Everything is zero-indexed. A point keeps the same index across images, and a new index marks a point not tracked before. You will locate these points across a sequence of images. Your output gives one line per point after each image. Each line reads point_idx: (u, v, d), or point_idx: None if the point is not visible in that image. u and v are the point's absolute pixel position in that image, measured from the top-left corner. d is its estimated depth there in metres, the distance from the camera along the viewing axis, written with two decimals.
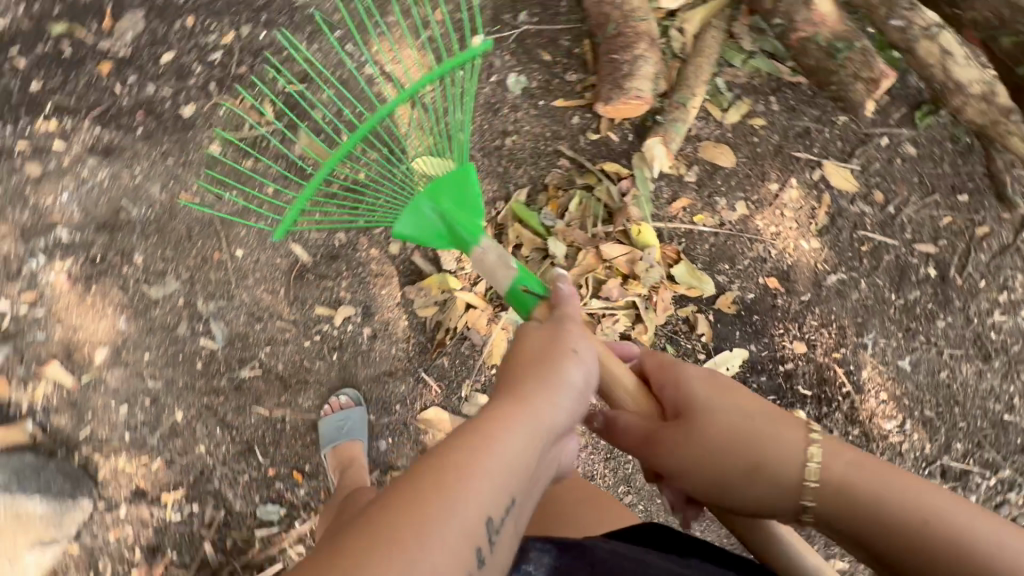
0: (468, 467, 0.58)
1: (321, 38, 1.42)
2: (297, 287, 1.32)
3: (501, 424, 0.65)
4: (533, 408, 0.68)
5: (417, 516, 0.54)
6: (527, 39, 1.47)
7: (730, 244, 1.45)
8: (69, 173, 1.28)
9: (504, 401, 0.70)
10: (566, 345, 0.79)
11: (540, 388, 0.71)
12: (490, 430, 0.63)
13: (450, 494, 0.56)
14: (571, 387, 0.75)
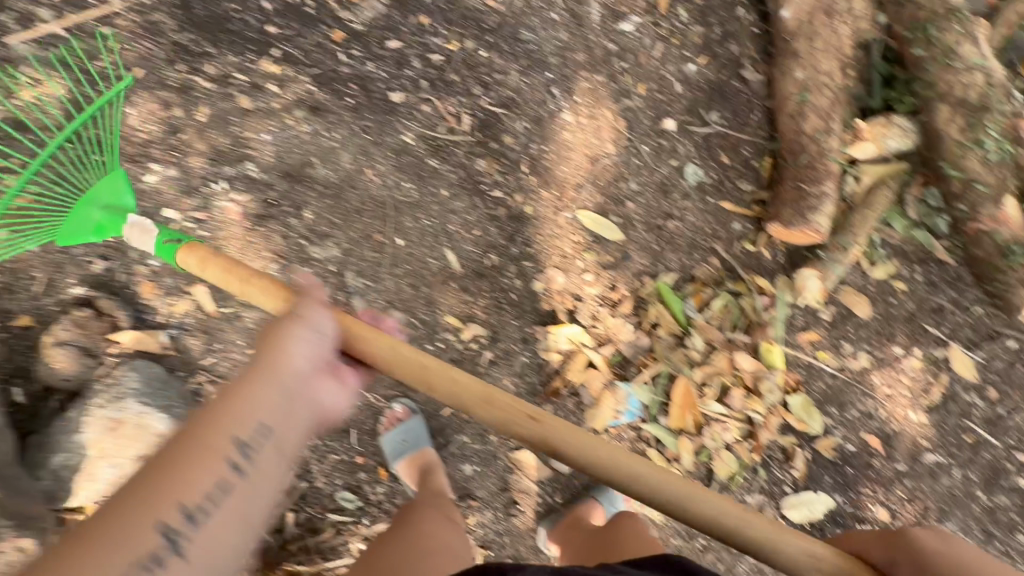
0: (210, 447, 0.72)
1: (533, 74, 1.49)
2: (438, 291, 1.35)
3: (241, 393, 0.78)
4: (260, 382, 0.80)
5: (230, 493, 0.70)
6: (713, 138, 1.55)
7: (845, 390, 1.46)
8: (274, 116, 1.33)
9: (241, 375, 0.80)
10: (295, 312, 0.90)
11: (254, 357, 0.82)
12: (224, 411, 0.75)
13: (205, 443, 0.72)
14: (297, 347, 0.86)
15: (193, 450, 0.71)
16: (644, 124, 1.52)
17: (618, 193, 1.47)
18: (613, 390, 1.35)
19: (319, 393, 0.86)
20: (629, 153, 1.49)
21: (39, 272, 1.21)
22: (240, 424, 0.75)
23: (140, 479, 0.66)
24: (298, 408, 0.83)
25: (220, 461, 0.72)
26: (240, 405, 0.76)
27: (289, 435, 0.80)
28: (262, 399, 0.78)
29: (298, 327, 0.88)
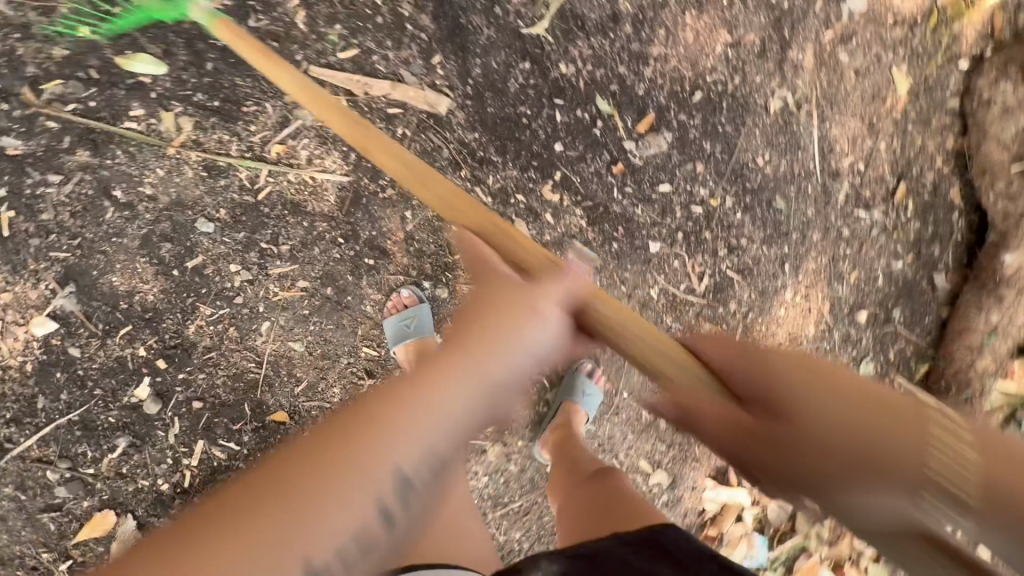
0: (377, 426, 0.67)
1: (775, 245, 1.52)
2: (642, 438, 1.48)
3: (461, 376, 0.75)
4: (483, 363, 0.77)
5: (356, 448, 0.64)
6: (891, 335, 1.69)
7: None
8: (547, 253, 1.31)
9: (460, 352, 0.78)
10: (534, 304, 0.84)
11: (500, 330, 0.80)
12: (429, 380, 0.74)
13: (375, 441, 0.65)
14: (529, 349, 0.81)
15: (364, 444, 0.65)
16: (844, 312, 1.63)
17: None
18: (748, 540, 1.58)
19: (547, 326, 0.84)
20: (823, 336, 1.62)
21: (302, 373, 1.19)
22: (442, 428, 0.70)
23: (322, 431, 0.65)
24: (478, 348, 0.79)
25: (389, 457, 0.65)
26: (440, 393, 0.73)
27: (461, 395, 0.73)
28: (488, 405, 0.75)
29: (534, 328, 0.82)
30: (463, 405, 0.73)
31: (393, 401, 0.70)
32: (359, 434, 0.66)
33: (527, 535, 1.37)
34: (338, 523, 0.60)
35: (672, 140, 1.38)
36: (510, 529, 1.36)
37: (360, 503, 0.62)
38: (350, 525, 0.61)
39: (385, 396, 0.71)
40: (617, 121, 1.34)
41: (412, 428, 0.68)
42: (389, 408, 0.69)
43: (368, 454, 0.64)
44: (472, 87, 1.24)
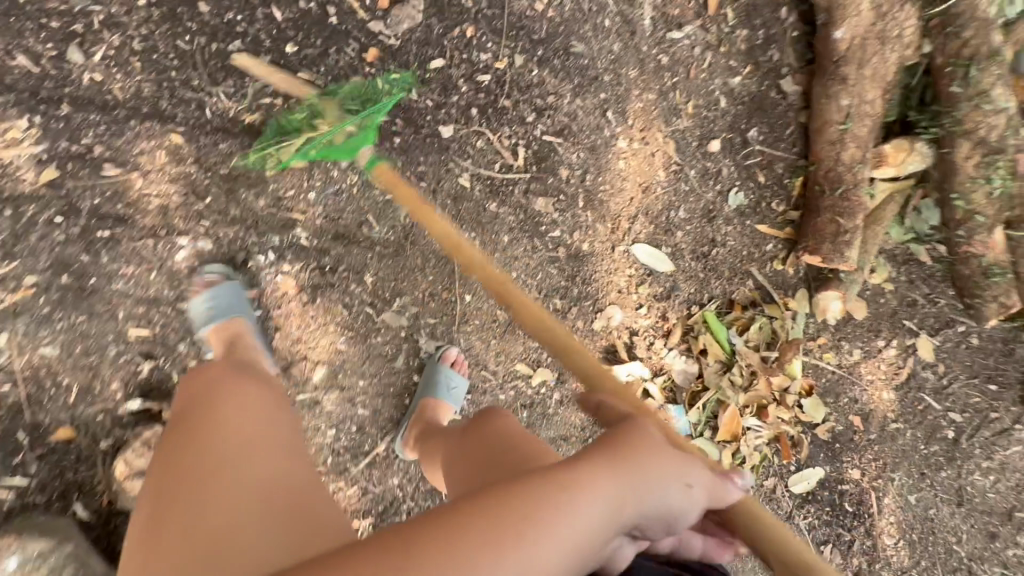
0: (484, 554, 0.50)
1: (588, 94, 1.37)
2: (509, 340, 1.34)
3: (602, 484, 0.60)
4: (632, 478, 0.63)
5: (444, 559, 0.49)
6: (753, 157, 1.56)
7: (840, 382, 1.74)
8: (317, 168, 1.15)
9: (603, 462, 0.63)
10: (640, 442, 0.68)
11: (646, 461, 0.66)
12: (555, 498, 0.56)
13: (472, 570, 0.49)
14: (660, 493, 0.65)
15: (455, 563, 0.49)
16: (691, 147, 1.49)
17: (667, 221, 1.48)
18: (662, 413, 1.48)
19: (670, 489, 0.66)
20: (677, 179, 1.48)
21: (69, 379, 1.04)
22: (532, 565, 0.52)
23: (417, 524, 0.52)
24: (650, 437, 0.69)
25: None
26: (564, 525, 0.55)
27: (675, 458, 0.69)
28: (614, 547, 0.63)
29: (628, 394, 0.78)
30: (599, 534, 0.58)
31: (632, 499, 0.62)
32: (544, 502, 0.56)
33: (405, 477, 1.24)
34: (561, 541, 0.54)
35: (425, 9, 1.22)
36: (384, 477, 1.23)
37: (554, 556, 0.53)
38: (566, 553, 0.54)
39: (612, 446, 0.66)
40: (353, 3, 1.18)
41: (579, 494, 0.58)
42: (629, 461, 0.64)
43: (583, 505, 0.57)
44: (159, 6, 1.07)
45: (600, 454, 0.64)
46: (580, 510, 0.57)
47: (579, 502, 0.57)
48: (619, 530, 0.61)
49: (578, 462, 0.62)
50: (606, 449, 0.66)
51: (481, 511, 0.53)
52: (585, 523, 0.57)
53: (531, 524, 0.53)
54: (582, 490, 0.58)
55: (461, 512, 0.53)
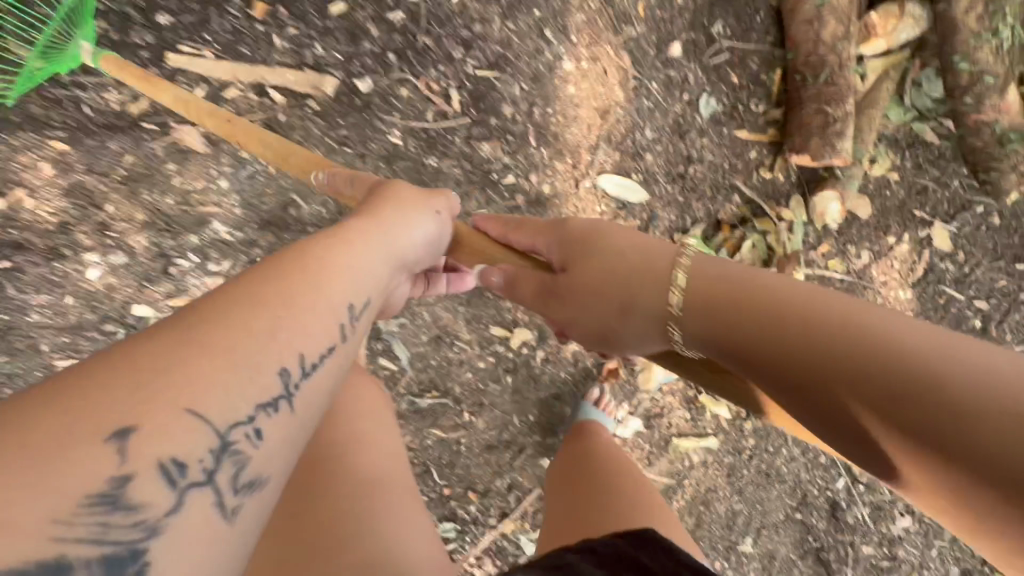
0: (222, 359, 0.45)
1: (520, 14, 1.20)
2: (478, 306, 1.23)
3: (331, 285, 0.57)
4: (319, 283, 0.56)
5: (155, 367, 0.42)
6: (722, 56, 1.38)
7: (851, 290, 1.60)
8: (223, 152, 1.02)
9: (307, 249, 0.59)
10: (337, 241, 0.64)
11: (324, 251, 0.60)
12: (279, 293, 0.52)
13: (209, 366, 0.44)
14: (342, 273, 0.61)
15: (182, 369, 0.42)
16: (650, 56, 1.32)
17: (635, 146, 1.33)
18: None
19: (415, 235, 0.80)
20: (639, 96, 1.32)
21: None
22: (276, 350, 0.48)
23: (128, 343, 0.43)
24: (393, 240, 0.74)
25: (238, 360, 0.45)
26: (290, 311, 0.51)
27: (371, 256, 0.67)
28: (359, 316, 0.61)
29: (409, 229, 0.78)
30: (335, 318, 0.56)
31: (306, 317, 0.52)
32: (273, 289, 0.51)
33: None
34: (262, 356, 0.47)
35: None
36: None
37: (260, 373, 0.47)
38: (264, 368, 0.47)
39: (292, 261, 0.56)
40: None
41: (311, 304, 0.54)
42: (318, 271, 0.57)
43: (272, 321, 0.49)
44: None
45: (287, 273, 0.53)
46: (282, 334, 0.49)
47: (273, 317, 0.49)
48: (350, 309, 0.59)
49: (271, 272, 0.53)
50: (299, 265, 0.56)
51: (164, 345, 0.43)
52: (289, 342, 0.50)
53: (204, 345, 0.44)
54: (270, 306, 0.50)
55: (178, 326, 0.45)
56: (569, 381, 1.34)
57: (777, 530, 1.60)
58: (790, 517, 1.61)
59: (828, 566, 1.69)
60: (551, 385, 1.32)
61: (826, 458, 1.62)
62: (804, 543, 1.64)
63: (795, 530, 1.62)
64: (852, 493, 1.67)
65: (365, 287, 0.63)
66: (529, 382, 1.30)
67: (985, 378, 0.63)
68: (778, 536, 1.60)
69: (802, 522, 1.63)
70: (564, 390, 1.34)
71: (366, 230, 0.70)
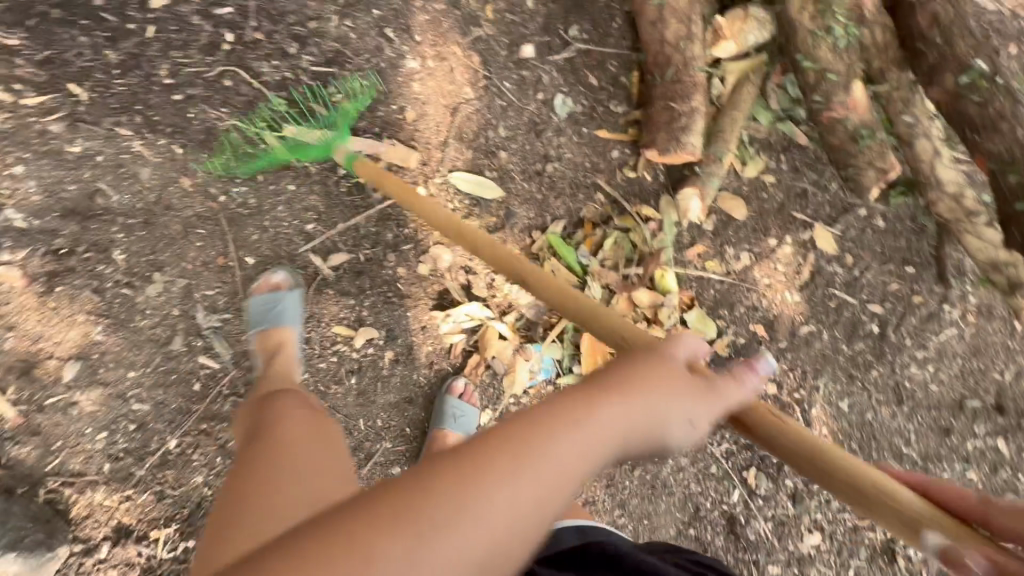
0: (361, 568, 0.40)
1: (358, 14, 1.23)
2: (315, 303, 1.20)
3: (507, 485, 0.46)
4: (533, 466, 0.48)
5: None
6: (578, 58, 1.40)
7: (732, 291, 1.58)
8: (24, 139, 1.00)
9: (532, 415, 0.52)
10: (640, 400, 0.57)
11: (510, 450, 0.49)
12: (463, 498, 0.45)
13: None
14: (595, 461, 0.52)
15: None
16: (501, 57, 1.34)
17: (487, 144, 1.33)
18: (522, 355, 1.32)
19: (675, 437, 0.59)
20: (490, 94, 1.33)
21: None
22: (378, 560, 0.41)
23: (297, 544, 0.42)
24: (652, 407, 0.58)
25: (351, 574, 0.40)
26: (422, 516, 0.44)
27: (599, 443, 0.53)
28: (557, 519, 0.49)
29: (674, 404, 0.59)
30: (510, 518, 0.46)
31: (569, 472, 0.50)
32: (389, 507, 0.44)
33: (211, 473, 1.10)
34: (490, 518, 0.45)
35: None
36: (185, 476, 1.08)
37: (450, 569, 0.43)
38: (510, 529, 0.46)
39: (525, 435, 0.50)
40: None
41: (429, 525, 0.43)
42: (537, 455, 0.49)
43: (510, 473, 0.47)
44: None
45: (499, 438, 0.50)
46: (482, 500, 0.45)
47: (522, 482, 0.47)
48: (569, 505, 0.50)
49: (516, 427, 0.51)
50: (594, 382, 0.58)
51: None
52: (550, 457, 0.49)
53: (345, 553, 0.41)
54: (540, 442, 0.50)
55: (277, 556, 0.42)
56: (423, 385, 1.28)
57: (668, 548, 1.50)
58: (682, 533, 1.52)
59: None
60: (402, 388, 1.26)
61: (717, 469, 1.55)
62: None
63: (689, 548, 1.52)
64: (750, 507, 1.59)
65: (607, 463, 0.54)
66: (376, 384, 1.24)
67: (804, 435, 0.68)
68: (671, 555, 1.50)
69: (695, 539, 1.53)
70: (417, 393, 1.27)
71: (657, 393, 0.59)
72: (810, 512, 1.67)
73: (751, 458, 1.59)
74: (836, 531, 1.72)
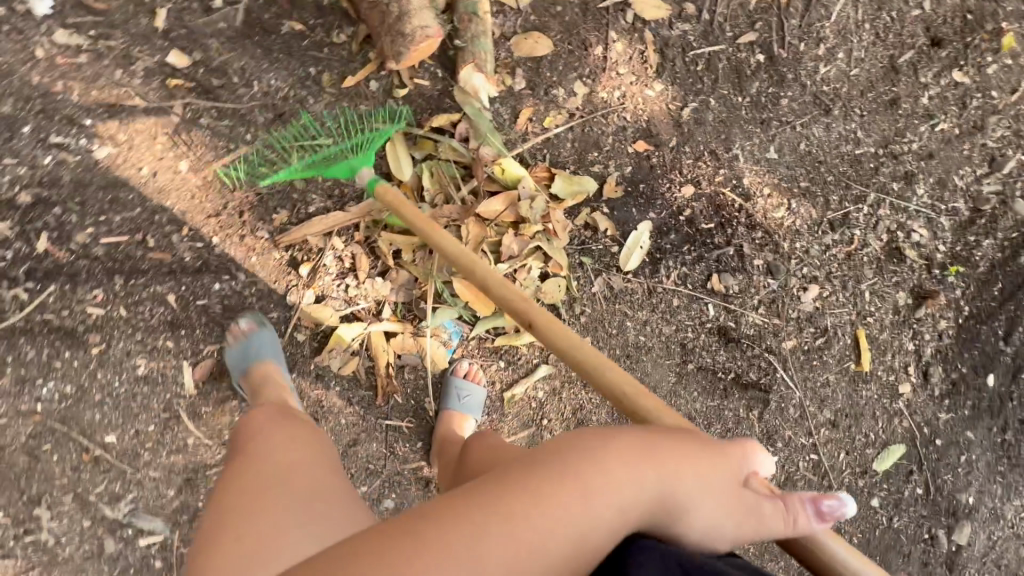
0: (421, 554, 0.50)
1: (12, 144, 1.07)
2: (206, 424, 1.14)
3: (626, 485, 0.60)
4: (649, 470, 0.62)
5: (414, 554, 0.50)
6: (263, 15, 1.17)
7: (588, 130, 1.39)
8: None
9: (619, 444, 0.63)
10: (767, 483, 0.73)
11: (658, 466, 0.64)
12: (581, 481, 0.59)
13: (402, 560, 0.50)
14: (680, 511, 0.64)
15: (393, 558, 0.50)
16: (195, 82, 1.15)
17: (242, 171, 1.17)
18: (424, 333, 1.25)
19: (686, 514, 0.64)
20: (201, 120, 1.15)
21: None
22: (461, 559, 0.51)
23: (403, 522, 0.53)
24: (733, 505, 0.67)
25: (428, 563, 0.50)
26: (552, 514, 0.56)
27: (715, 517, 0.67)
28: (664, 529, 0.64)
29: (700, 500, 0.65)
30: (597, 526, 0.58)
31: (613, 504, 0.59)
32: (542, 491, 0.57)
33: None
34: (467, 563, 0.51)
35: None
36: None
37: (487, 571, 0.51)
38: (542, 552, 0.54)
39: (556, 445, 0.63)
40: None
41: (609, 497, 0.59)
42: (570, 496, 0.57)
43: (531, 511, 0.55)
44: None
45: (531, 467, 0.60)
46: (523, 530, 0.54)
47: (578, 499, 0.57)
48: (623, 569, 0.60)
49: (542, 463, 0.60)
50: (646, 446, 0.65)
51: (401, 523, 0.53)
52: (584, 529, 0.57)
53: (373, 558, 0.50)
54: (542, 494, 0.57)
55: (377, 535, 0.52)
56: (357, 420, 1.25)
57: (677, 392, 1.48)
58: (685, 372, 1.48)
59: (759, 385, 1.56)
60: (341, 434, 1.24)
61: (680, 299, 1.48)
62: (718, 385, 1.52)
63: (697, 380, 1.50)
64: (731, 309, 1.52)
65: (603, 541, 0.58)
66: None
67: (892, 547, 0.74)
68: (682, 395, 1.49)
69: (696, 371, 1.50)
70: (358, 430, 1.25)
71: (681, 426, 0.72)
72: (794, 273, 1.59)
73: (707, 266, 1.50)
74: (831, 272, 1.64)
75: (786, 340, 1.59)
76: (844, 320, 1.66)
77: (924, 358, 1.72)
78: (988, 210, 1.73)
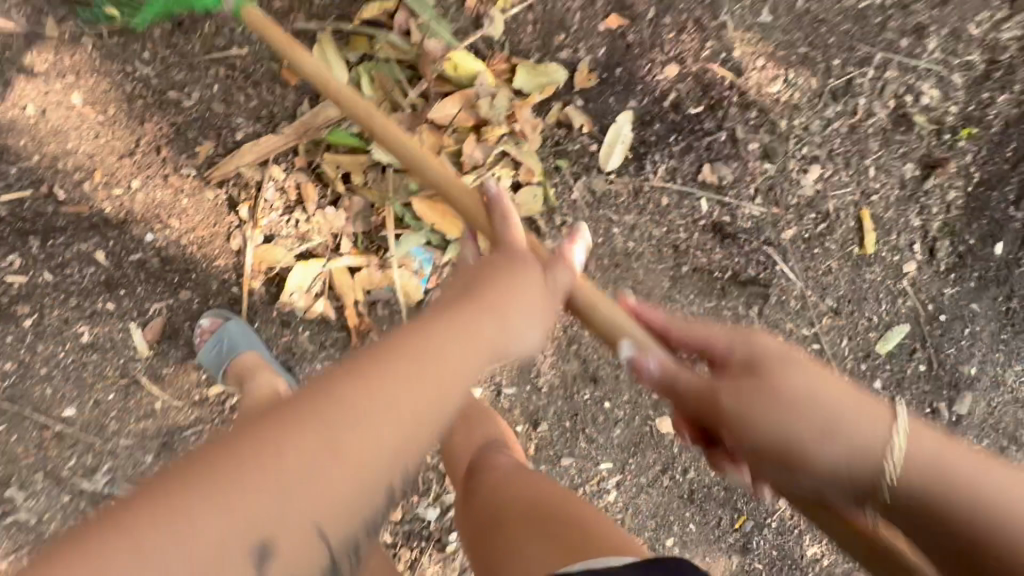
0: (261, 480, 0.45)
1: None
2: (171, 385, 1.06)
3: (439, 326, 0.63)
4: (489, 330, 0.67)
5: (235, 479, 0.45)
6: None
7: (551, 8, 1.20)
8: None
9: (436, 321, 0.64)
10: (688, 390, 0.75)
11: (493, 294, 0.71)
12: (405, 353, 0.57)
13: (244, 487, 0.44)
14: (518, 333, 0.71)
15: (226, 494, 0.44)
16: None
17: (149, 98, 0.99)
18: (392, 264, 1.12)
19: (521, 341, 0.72)
20: (87, 39, 0.96)
21: None
22: (319, 463, 0.47)
23: (213, 455, 0.46)
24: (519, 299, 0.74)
25: (270, 488, 0.45)
26: (405, 394, 0.53)
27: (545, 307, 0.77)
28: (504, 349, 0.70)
29: (525, 315, 0.73)
30: (468, 361, 0.62)
31: (454, 370, 0.59)
32: (385, 376, 0.54)
33: None
34: (339, 445, 0.48)
35: None
36: None
37: (377, 475, 0.50)
38: (399, 410, 0.52)
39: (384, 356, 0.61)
40: None
41: (438, 352, 0.59)
42: (410, 359, 0.57)
43: (369, 393, 0.51)
44: None
45: (357, 364, 0.54)
46: (379, 412, 0.51)
47: (394, 388, 0.53)
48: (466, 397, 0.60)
49: (366, 358, 0.56)
50: (468, 295, 0.71)
51: (212, 461, 0.45)
52: (443, 359, 0.59)
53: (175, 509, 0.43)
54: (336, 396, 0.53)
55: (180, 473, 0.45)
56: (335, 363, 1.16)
57: (671, 297, 1.40)
58: (679, 276, 1.39)
59: (759, 281, 1.48)
60: None
61: (669, 196, 1.35)
62: (715, 285, 1.43)
63: (693, 282, 1.41)
64: (725, 202, 1.40)
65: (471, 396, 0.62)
66: None
67: (1003, 505, 0.60)
68: (677, 299, 1.40)
69: (691, 273, 1.40)
70: None
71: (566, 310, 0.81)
72: (792, 154, 1.45)
73: (697, 157, 1.36)
74: (833, 149, 1.49)
75: (785, 229, 1.48)
76: (848, 201, 1.54)
77: (930, 233, 1.62)
78: (1003, 60, 1.55)
